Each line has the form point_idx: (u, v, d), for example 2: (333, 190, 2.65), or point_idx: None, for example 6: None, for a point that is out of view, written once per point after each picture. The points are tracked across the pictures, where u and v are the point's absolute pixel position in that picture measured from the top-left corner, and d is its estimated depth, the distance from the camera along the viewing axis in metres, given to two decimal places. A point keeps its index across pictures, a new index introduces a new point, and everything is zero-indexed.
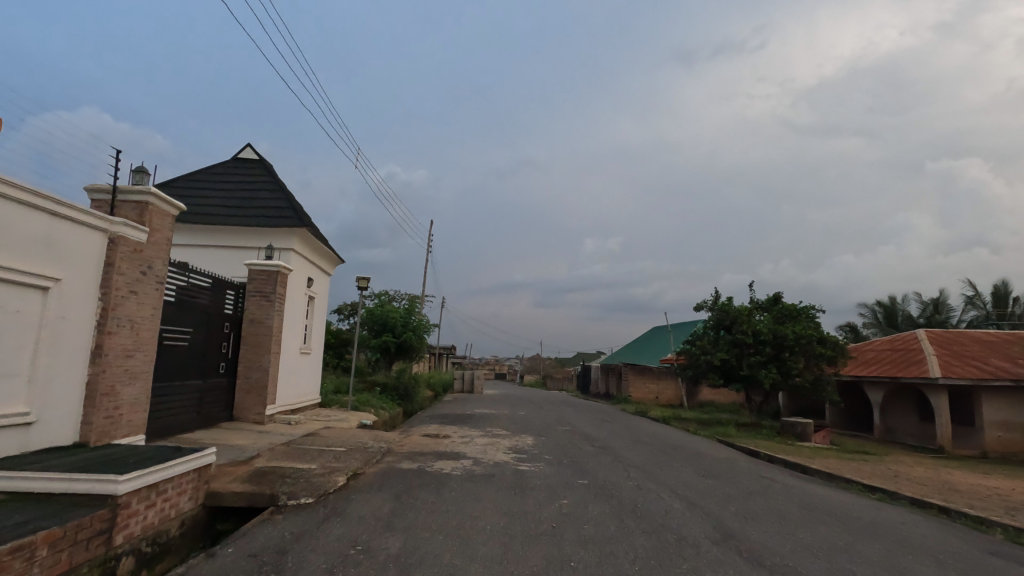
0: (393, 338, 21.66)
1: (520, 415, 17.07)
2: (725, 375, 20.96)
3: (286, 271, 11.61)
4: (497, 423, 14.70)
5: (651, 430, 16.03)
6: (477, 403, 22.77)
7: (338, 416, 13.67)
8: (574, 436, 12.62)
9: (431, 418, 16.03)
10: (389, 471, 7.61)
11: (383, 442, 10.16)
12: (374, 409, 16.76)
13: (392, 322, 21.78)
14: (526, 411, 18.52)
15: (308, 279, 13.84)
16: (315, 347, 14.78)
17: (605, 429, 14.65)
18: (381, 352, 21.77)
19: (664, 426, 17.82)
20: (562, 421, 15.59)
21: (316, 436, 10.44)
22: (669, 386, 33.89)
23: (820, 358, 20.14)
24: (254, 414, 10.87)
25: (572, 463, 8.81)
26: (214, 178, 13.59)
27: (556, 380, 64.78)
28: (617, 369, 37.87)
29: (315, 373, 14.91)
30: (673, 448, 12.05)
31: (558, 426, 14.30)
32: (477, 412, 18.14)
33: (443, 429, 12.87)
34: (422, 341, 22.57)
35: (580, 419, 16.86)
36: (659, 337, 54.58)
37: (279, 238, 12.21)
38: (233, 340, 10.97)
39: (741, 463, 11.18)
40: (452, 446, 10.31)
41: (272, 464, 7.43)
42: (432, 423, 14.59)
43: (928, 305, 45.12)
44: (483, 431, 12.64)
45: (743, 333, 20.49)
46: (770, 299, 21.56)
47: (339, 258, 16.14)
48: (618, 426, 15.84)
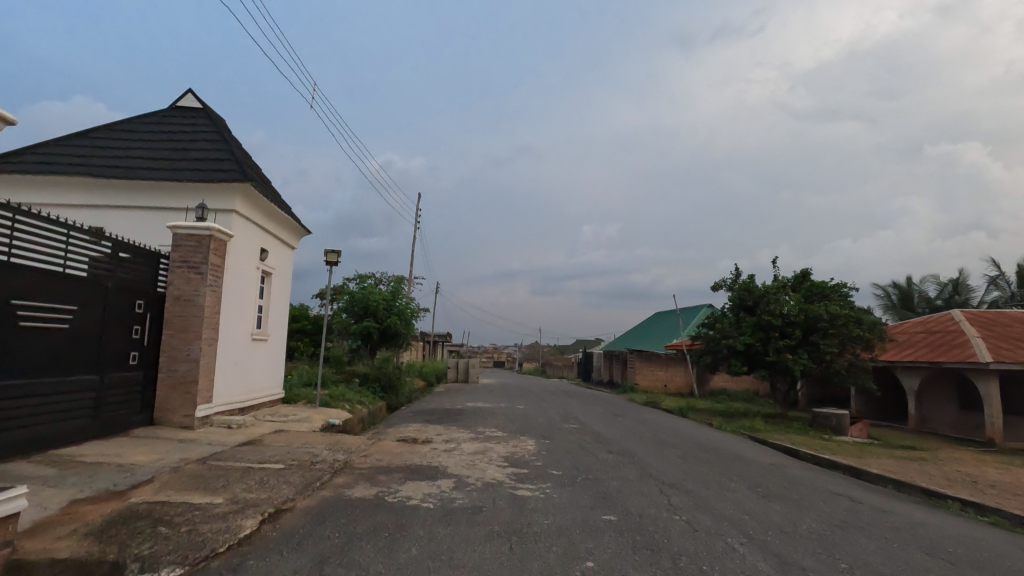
0: (375, 324, 19.29)
1: (519, 410, 14.77)
2: (748, 361, 18.70)
3: (223, 236, 9.25)
4: (491, 421, 12.41)
5: (672, 426, 13.79)
6: (471, 395, 20.54)
7: (300, 415, 11.37)
8: (585, 438, 10.34)
9: (414, 415, 13.71)
10: (331, 507, 5.30)
11: (341, 453, 7.85)
12: (349, 405, 14.47)
13: (375, 306, 19.40)
14: (525, 405, 16.24)
15: (262, 250, 11.46)
16: (274, 333, 12.46)
17: (621, 427, 12.36)
18: (363, 339, 19.43)
19: (685, 421, 15.59)
20: (568, 417, 13.28)
21: (257, 444, 8.12)
22: (678, 373, 31.72)
23: (857, 341, 17.87)
24: (180, 417, 8.59)
25: (587, 483, 6.51)
26: (144, 128, 11.15)
27: (556, 368, 62.62)
28: (621, 356, 35.66)
29: (275, 365, 12.60)
30: (708, 453, 9.73)
31: (563, 424, 12.01)
32: (470, 407, 15.81)
33: (424, 430, 10.60)
34: (409, 327, 20.20)
35: (590, 414, 14.57)
36: (663, 322, 52.30)
37: (217, 197, 9.84)
38: (151, 323, 8.62)
39: (796, 473, 8.89)
40: (432, 456, 8.01)
41: (160, 497, 5.13)
42: (413, 422, 12.27)
43: (947, 286, 42.76)
44: (472, 433, 10.34)
45: (771, 314, 18.16)
46: (798, 276, 19.26)
47: (305, 230, 13.75)
48: (635, 423, 13.54)
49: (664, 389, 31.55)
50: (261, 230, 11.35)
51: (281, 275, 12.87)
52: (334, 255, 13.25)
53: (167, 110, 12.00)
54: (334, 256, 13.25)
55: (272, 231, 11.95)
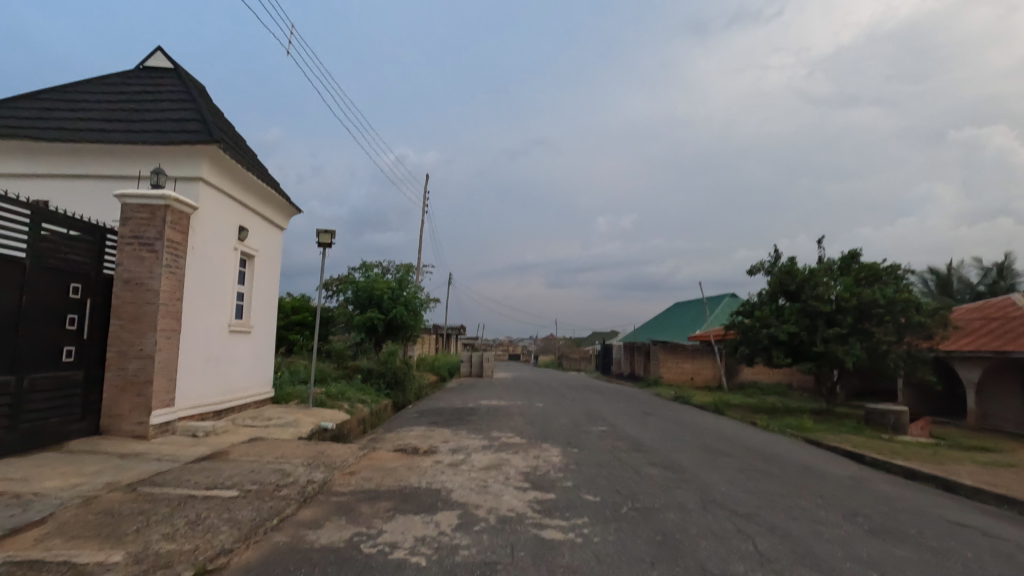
0: (380, 315, 17.79)
1: (538, 409, 13.15)
2: (791, 352, 16.84)
3: (182, 207, 7.72)
4: (507, 423, 10.80)
5: (713, 427, 12.07)
6: (485, 391, 19.01)
7: (286, 418, 9.85)
8: (618, 444, 8.70)
9: (419, 416, 12.16)
10: (279, 563, 3.73)
11: (320, 471, 6.28)
12: (349, 404, 12.97)
13: (379, 296, 17.94)
14: (545, 402, 14.59)
15: (240, 229, 9.92)
16: (260, 324, 10.97)
17: (657, 429, 10.69)
18: (367, 331, 17.96)
19: (725, 420, 13.87)
20: (595, 418, 11.63)
21: (219, 457, 6.60)
22: (704, 366, 29.88)
23: (916, 329, 15.92)
24: (131, 424, 7.12)
25: (636, 518, 4.83)
26: (103, 88, 9.68)
27: (573, 361, 60.96)
28: (643, 347, 33.86)
29: (261, 361, 11.11)
30: (771, 465, 8.00)
31: (590, 427, 10.37)
32: (483, 405, 14.22)
33: (429, 436, 9.05)
34: (417, 318, 18.68)
35: (619, 414, 12.90)
36: (685, 313, 50.25)
37: (180, 163, 8.33)
38: (94, 312, 7.14)
39: (888, 491, 7.11)
40: (433, 474, 6.40)
41: (37, 551, 3.61)
42: (417, 424, 10.70)
43: (990, 271, 40.06)
44: (484, 439, 8.76)
45: (819, 300, 16.26)
46: (846, 257, 17.32)
47: (296, 208, 12.25)
48: (671, 424, 11.86)
49: (690, 382, 29.74)
50: (238, 205, 9.84)
51: (267, 258, 11.38)
52: (327, 236, 11.70)
53: (134, 71, 10.51)
54: (326, 238, 11.71)
55: (253, 206, 10.45)
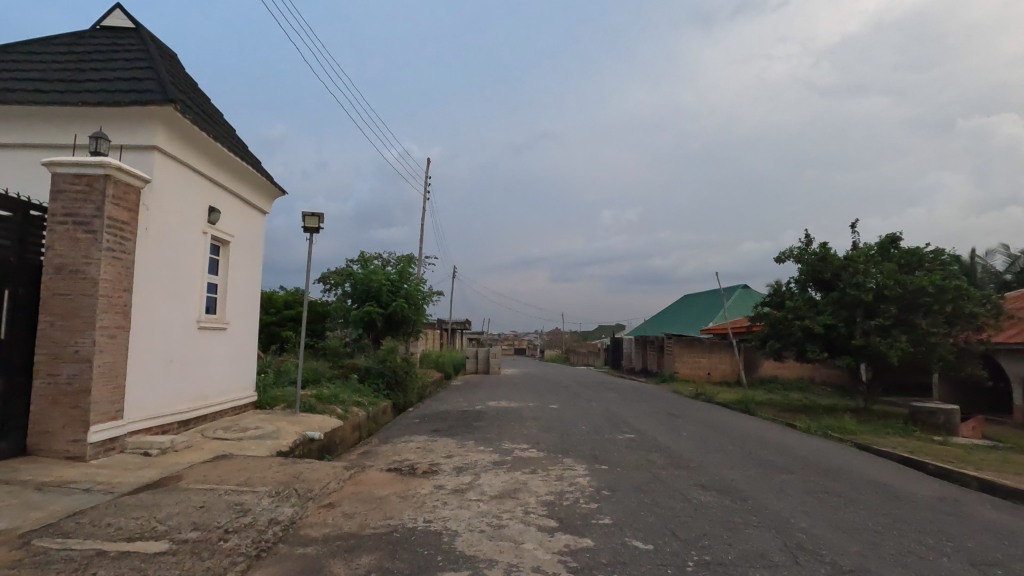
0: (379, 309, 16.45)
1: (553, 412, 11.80)
2: (827, 345, 15.37)
3: (126, 179, 6.40)
4: (520, 430, 9.46)
5: (751, 432, 10.71)
6: (493, 390, 17.66)
7: (266, 427, 8.55)
8: (654, 458, 7.33)
9: (420, 421, 10.85)
10: None
11: (289, 504, 4.95)
12: (342, 409, 11.66)
13: (378, 288, 16.60)
14: (559, 404, 13.25)
15: (210, 210, 8.58)
16: (238, 320, 9.67)
17: (692, 437, 9.32)
18: (365, 326, 16.62)
19: (759, 422, 12.49)
20: (618, 424, 10.26)
21: (166, 486, 5.29)
22: (722, 360, 28.46)
23: (967, 320, 14.44)
24: (64, 443, 5.82)
25: None
26: (50, 47, 8.35)
27: (580, 355, 59.69)
28: (656, 342, 32.43)
29: (240, 362, 9.81)
30: (843, 484, 6.62)
31: (616, 435, 9.01)
32: (492, 407, 12.91)
33: (429, 449, 7.72)
34: (418, 312, 17.36)
35: (643, 417, 11.54)
36: (696, 306, 48.77)
37: (130, 129, 7.01)
38: (17, 307, 5.83)
39: (1000, 520, 5.72)
40: (432, 506, 5.07)
41: None
42: (416, 432, 9.39)
43: (1018, 259, 38.32)
44: (495, 454, 7.42)
45: (859, 289, 14.78)
46: (885, 241, 15.82)
47: (280, 190, 10.92)
48: (705, 429, 10.50)
49: (708, 377, 28.36)
50: (207, 182, 8.52)
51: (246, 244, 10.04)
52: (314, 220, 10.37)
53: (91, 31, 9.14)
54: (313, 222, 10.38)
55: (227, 184, 9.14)
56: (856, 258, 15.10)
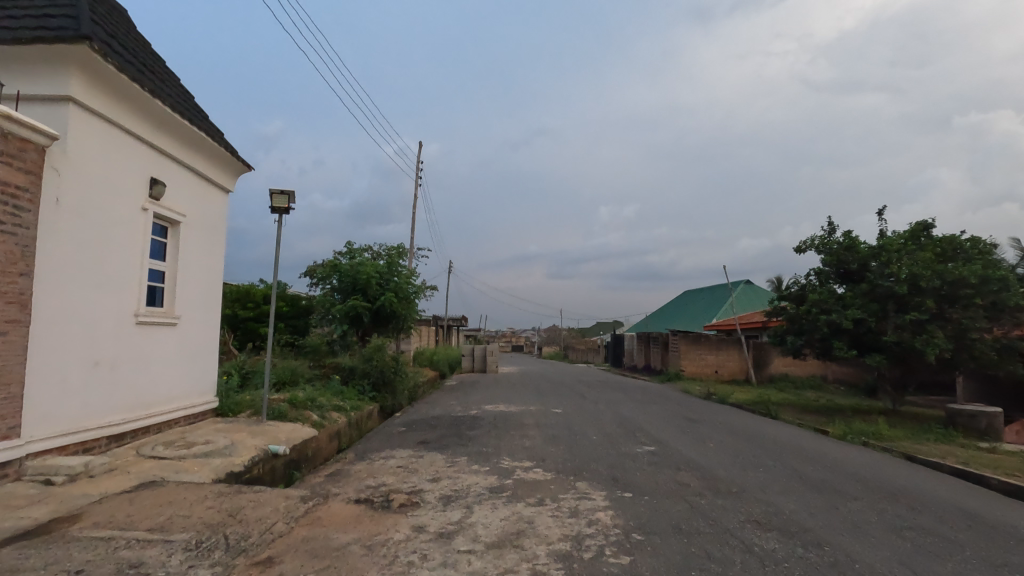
0: (365, 303, 15.06)
1: (557, 417, 10.46)
2: (856, 342, 14.04)
3: (19, 131, 5.07)
4: (520, 441, 8.12)
5: (784, 441, 9.39)
6: (490, 391, 16.29)
7: (219, 439, 7.19)
8: (686, 481, 6.00)
9: (407, 429, 9.51)
10: None
11: (208, 564, 3.60)
12: (319, 415, 10.30)
13: (364, 280, 15.22)
14: (563, 407, 11.92)
15: (152, 183, 7.18)
16: (193, 314, 8.31)
17: (723, 450, 7.99)
18: (350, 322, 15.23)
19: (787, 428, 11.19)
20: (634, 433, 8.93)
21: (48, 533, 3.93)
22: (730, 357, 27.23)
23: (1012, 315, 13.15)
24: None
25: None
26: None
27: (579, 352, 58.46)
28: (660, 338, 31.15)
29: (195, 363, 8.43)
30: (928, 516, 5.30)
31: (634, 448, 7.68)
32: (489, 411, 11.58)
33: (412, 469, 6.37)
34: (408, 306, 15.99)
35: (660, 424, 10.22)
36: (698, 301, 47.52)
37: (37, 76, 5.65)
38: None
39: None
40: (406, 562, 3.72)
41: None
42: (399, 444, 8.03)
43: None
44: (492, 476, 6.09)
45: (891, 280, 13.47)
46: (919, 227, 14.49)
47: (247, 165, 9.55)
48: (733, 439, 9.18)
49: (715, 374, 27.14)
50: (148, 149, 7.15)
51: (203, 227, 8.64)
52: (283, 198, 8.98)
53: None
54: (282, 201, 9.00)
55: (176, 153, 7.76)
56: (888, 246, 13.80)
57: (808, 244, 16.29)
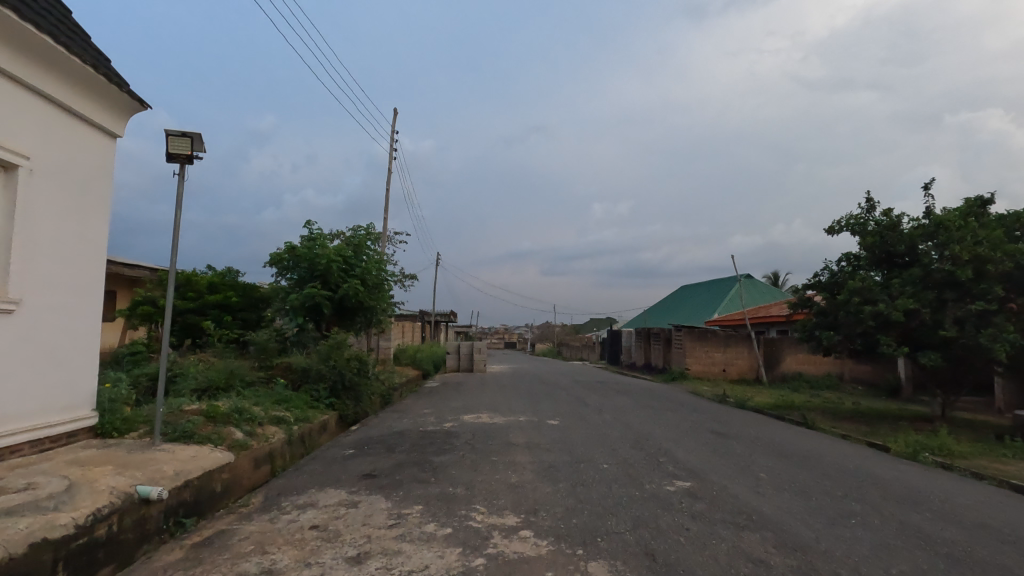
0: (325, 292, 12.70)
1: (553, 433, 8.17)
2: (907, 338, 11.84)
3: None
4: (504, 475, 5.83)
5: (851, 467, 7.18)
6: (475, 396, 14.03)
7: (53, 479, 4.85)
8: (764, 558, 3.76)
9: (355, 451, 7.20)
10: None
11: None
12: (247, 431, 7.96)
13: (325, 265, 12.87)
14: (560, 418, 9.64)
15: None
16: (45, 297, 5.97)
17: (786, 488, 5.74)
18: (307, 314, 12.86)
19: (839, 445, 8.98)
20: (657, 459, 6.66)
21: None
22: (739, 355, 25.11)
23: None
24: None
25: None
26: None
27: (573, 349, 56.31)
28: (661, 334, 28.96)
29: (52, 366, 6.09)
30: None
31: (664, 488, 5.42)
32: (467, 422, 9.28)
33: (329, 535, 4.07)
34: (377, 296, 13.66)
35: (685, 442, 7.97)
36: (698, 296, 45.41)
37: None
38: None
39: None
40: None
41: None
42: (334, 480, 5.72)
43: None
44: (454, 550, 3.80)
45: (950, 262, 11.34)
46: (977, 202, 12.35)
47: (140, 102, 7.19)
48: (786, 466, 6.96)
49: (722, 374, 25.10)
50: None
51: (67, 180, 6.32)
52: (183, 142, 6.66)
53: None
54: (183, 145, 6.67)
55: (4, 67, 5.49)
56: (944, 223, 11.66)
57: (841, 224, 14.16)
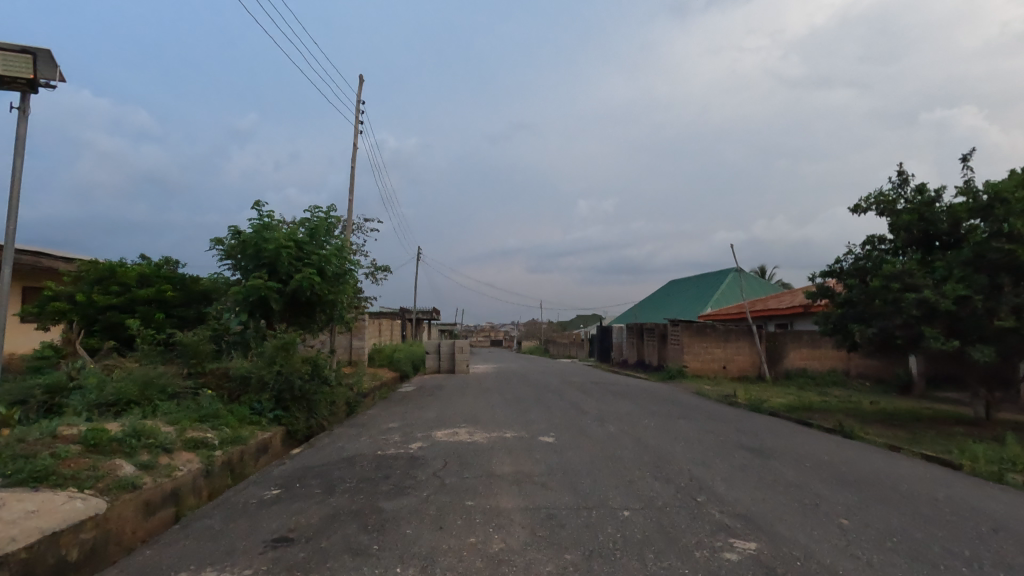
0: (273, 284, 10.71)
1: (548, 457, 6.33)
2: (955, 329, 10.22)
3: None
4: (481, 536, 3.97)
5: (942, 499, 5.45)
6: (454, 402, 12.16)
7: None
8: None
9: (279, 492, 5.27)
10: None
11: None
12: (143, 462, 6.00)
13: (273, 252, 10.85)
14: (556, 434, 7.81)
15: None
16: None
17: (892, 549, 3.96)
18: (253, 309, 10.85)
19: (901, 463, 7.28)
20: (694, 499, 4.86)
21: None
22: (740, 351, 23.56)
23: None
24: None
25: None
26: None
27: (560, 348, 54.56)
28: (655, 330, 27.29)
29: None
30: None
31: (721, 556, 3.62)
32: (439, 441, 7.40)
33: None
34: (338, 289, 11.69)
35: (719, 467, 6.16)
36: (687, 290, 43.90)
37: None
38: None
39: None
40: None
41: None
42: (225, 552, 3.81)
43: None
44: None
45: (1006, 240, 9.72)
46: None
47: None
48: (863, 502, 5.19)
49: (723, 371, 23.50)
50: None
51: None
52: (22, 62, 4.71)
53: None
54: (23, 66, 4.72)
55: None
56: (997, 195, 10.04)
57: (868, 202, 12.52)
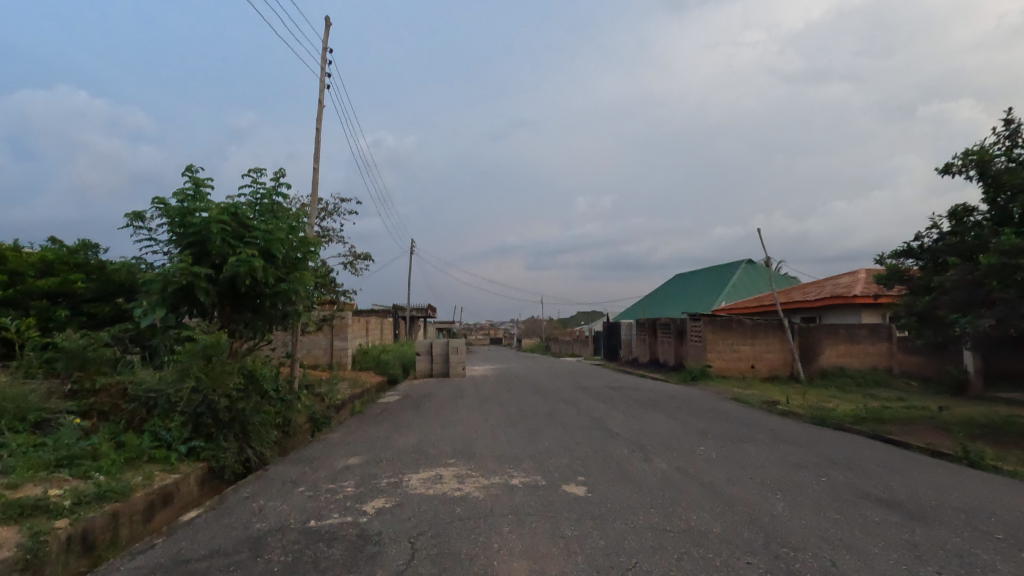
0: (202, 269, 8.10)
1: (585, 538, 3.78)
2: None
3: None
4: None
5: None
6: (444, 418, 9.61)
7: None
8: None
9: None
10: None
11: None
12: None
13: (203, 228, 8.24)
14: (585, 481, 5.22)
15: None
16: None
17: None
18: (177, 304, 8.28)
19: None
20: None
21: None
22: (769, 348, 21.04)
23: None
24: None
25: None
26: None
27: (563, 345, 51.98)
28: (672, 325, 24.73)
29: None
30: None
31: None
32: (410, 497, 4.84)
33: None
34: (293, 276, 9.08)
35: (883, 557, 3.59)
36: (696, 284, 41.24)
37: None
38: None
39: None
40: None
41: None
42: None
43: None
44: None
45: None
46: None
47: None
48: None
49: (750, 371, 21.01)
50: None
51: None
52: None
53: None
54: None
55: None
56: None
57: (964, 160, 9.92)
